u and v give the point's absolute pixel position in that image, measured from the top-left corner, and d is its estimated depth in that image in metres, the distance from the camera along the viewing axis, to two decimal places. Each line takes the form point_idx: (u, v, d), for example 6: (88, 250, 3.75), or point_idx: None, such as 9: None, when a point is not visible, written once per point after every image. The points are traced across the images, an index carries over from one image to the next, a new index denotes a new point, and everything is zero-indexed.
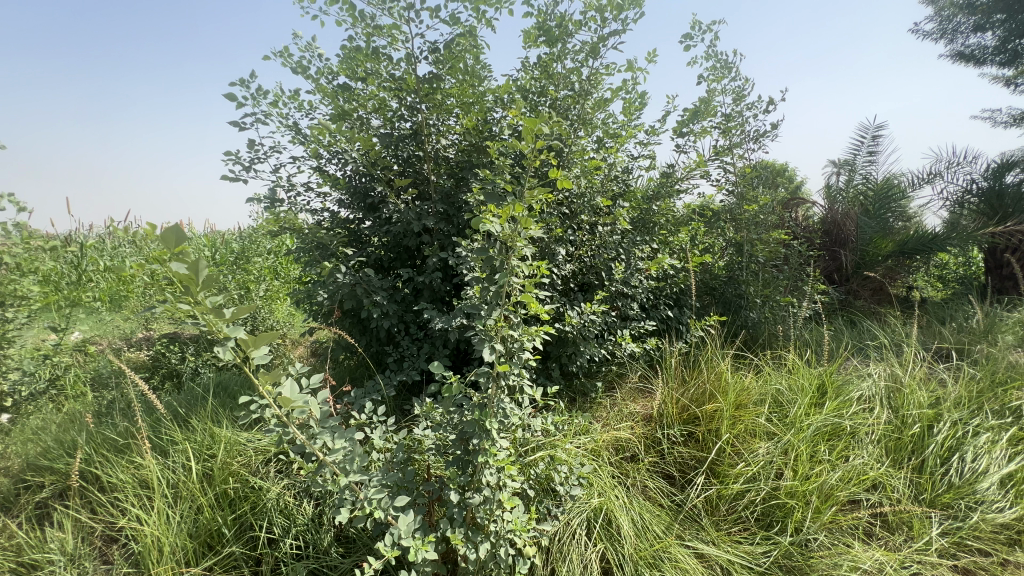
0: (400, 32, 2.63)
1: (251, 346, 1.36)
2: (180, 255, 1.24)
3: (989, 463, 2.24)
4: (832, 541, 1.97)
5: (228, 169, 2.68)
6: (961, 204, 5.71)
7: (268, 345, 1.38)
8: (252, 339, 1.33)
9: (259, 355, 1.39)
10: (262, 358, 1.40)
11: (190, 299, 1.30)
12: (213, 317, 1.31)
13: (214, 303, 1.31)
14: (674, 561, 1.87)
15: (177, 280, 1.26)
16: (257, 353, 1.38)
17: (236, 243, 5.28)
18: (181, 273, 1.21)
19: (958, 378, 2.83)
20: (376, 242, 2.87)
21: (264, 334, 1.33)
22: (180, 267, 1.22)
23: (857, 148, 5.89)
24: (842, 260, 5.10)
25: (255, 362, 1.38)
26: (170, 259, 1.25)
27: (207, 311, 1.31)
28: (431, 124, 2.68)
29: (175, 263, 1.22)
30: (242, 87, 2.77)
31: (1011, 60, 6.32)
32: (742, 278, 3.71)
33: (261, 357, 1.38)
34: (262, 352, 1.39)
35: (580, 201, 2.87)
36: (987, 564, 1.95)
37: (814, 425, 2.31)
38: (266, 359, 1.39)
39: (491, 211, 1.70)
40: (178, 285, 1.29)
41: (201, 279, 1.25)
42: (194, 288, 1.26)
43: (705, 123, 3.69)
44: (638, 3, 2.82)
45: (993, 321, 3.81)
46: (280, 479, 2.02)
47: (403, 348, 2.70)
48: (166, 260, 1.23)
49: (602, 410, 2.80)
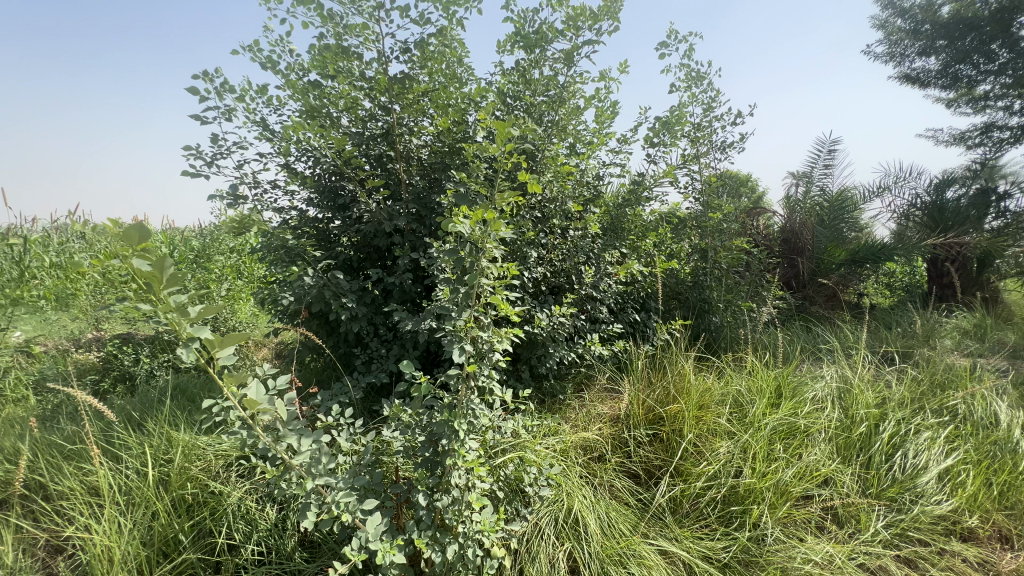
0: (372, 32, 2.61)
1: (217, 346, 1.32)
2: (145, 251, 1.20)
3: (929, 458, 2.39)
4: (787, 535, 2.07)
5: (189, 164, 2.58)
6: (907, 217, 6.08)
7: (235, 346, 1.34)
8: (219, 339, 1.30)
9: (224, 356, 1.34)
10: (227, 359, 1.35)
11: (154, 293, 1.25)
12: (178, 315, 1.27)
13: (179, 301, 1.27)
14: (638, 558, 1.91)
15: (140, 276, 1.22)
16: (223, 353, 1.33)
17: (197, 241, 5.08)
18: (145, 270, 1.17)
19: (902, 379, 3.02)
20: (346, 242, 2.82)
21: (231, 335, 1.29)
22: (144, 263, 1.18)
23: (814, 162, 6.18)
24: (799, 267, 5.36)
25: (220, 363, 1.33)
26: (135, 255, 1.21)
27: (172, 308, 1.26)
28: (403, 124, 2.67)
29: (138, 259, 1.18)
30: (204, 80, 2.68)
31: (953, 83, 6.77)
32: (706, 284, 3.84)
33: (227, 358, 1.34)
34: (227, 353, 1.35)
35: (552, 206, 2.95)
36: (927, 554, 2.08)
37: (771, 424, 2.42)
38: (231, 360, 1.35)
39: (461, 213, 1.71)
40: (144, 278, 1.23)
41: (166, 276, 1.21)
42: (156, 285, 1.22)
43: (675, 132, 3.81)
44: (613, 16, 2.90)
45: (933, 327, 4.09)
46: (242, 484, 1.96)
47: (372, 350, 2.67)
48: (128, 255, 1.18)
49: (570, 411, 2.84)
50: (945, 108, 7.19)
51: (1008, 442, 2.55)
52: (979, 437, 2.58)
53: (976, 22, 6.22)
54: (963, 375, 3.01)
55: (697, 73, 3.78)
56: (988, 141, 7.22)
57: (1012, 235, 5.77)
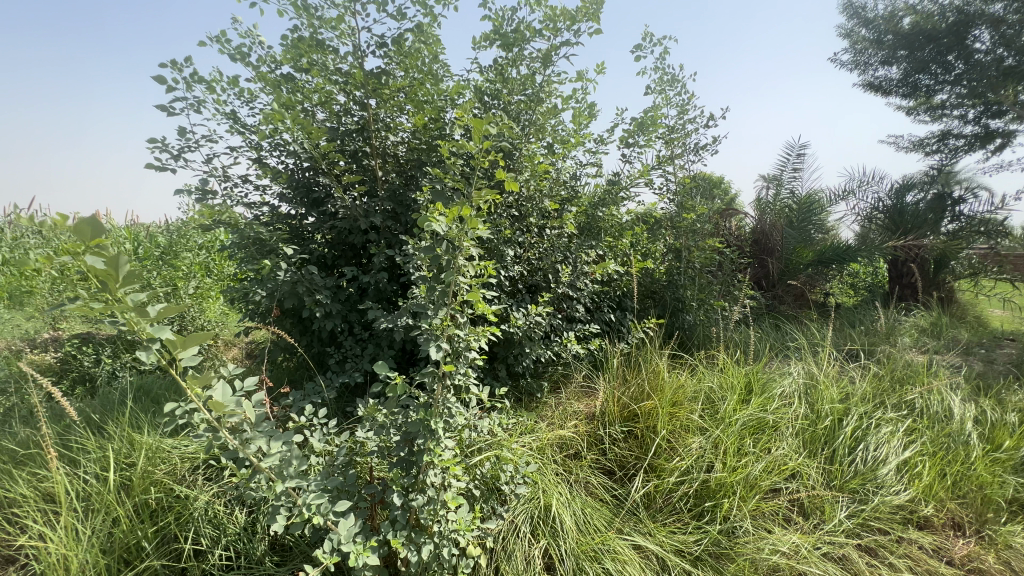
0: (347, 26, 2.56)
1: (179, 347, 1.28)
2: (99, 249, 1.15)
3: (889, 451, 2.50)
4: (756, 527, 2.13)
5: (154, 157, 2.48)
6: (870, 220, 6.33)
7: (198, 346, 1.29)
8: (180, 340, 1.25)
9: (187, 357, 1.29)
10: (190, 360, 1.31)
11: (111, 292, 1.19)
12: (137, 314, 1.22)
13: (138, 300, 1.22)
14: (613, 553, 1.93)
15: (95, 274, 1.17)
16: (186, 353, 1.29)
17: (163, 237, 4.91)
18: (98, 268, 1.12)
19: (864, 375, 3.14)
20: (320, 239, 2.76)
21: (195, 335, 1.25)
22: (97, 260, 1.13)
23: (783, 165, 6.36)
24: (769, 267, 5.52)
25: (183, 364, 1.29)
26: (88, 252, 1.16)
27: (129, 308, 1.21)
28: (379, 120, 2.63)
29: (91, 256, 1.13)
30: (172, 70, 2.58)
31: (912, 92, 7.06)
32: (680, 283, 3.92)
33: (190, 358, 1.29)
34: (190, 354, 1.30)
35: (529, 205, 2.96)
36: (886, 543, 2.17)
37: (741, 420, 2.48)
38: (195, 361, 1.30)
39: (437, 210, 1.70)
40: (98, 276, 1.17)
41: (121, 275, 1.16)
42: (111, 283, 1.16)
43: (650, 134, 3.87)
44: (590, 18, 2.92)
45: (892, 325, 4.27)
46: (210, 487, 1.90)
47: (347, 349, 2.63)
48: (80, 253, 1.13)
49: (546, 409, 2.85)
50: (906, 116, 7.50)
51: (960, 434, 2.68)
52: (935, 429, 2.71)
53: (935, 33, 6.51)
54: (920, 371, 3.16)
55: (672, 75, 3.85)
56: (944, 148, 7.59)
57: (966, 238, 6.08)
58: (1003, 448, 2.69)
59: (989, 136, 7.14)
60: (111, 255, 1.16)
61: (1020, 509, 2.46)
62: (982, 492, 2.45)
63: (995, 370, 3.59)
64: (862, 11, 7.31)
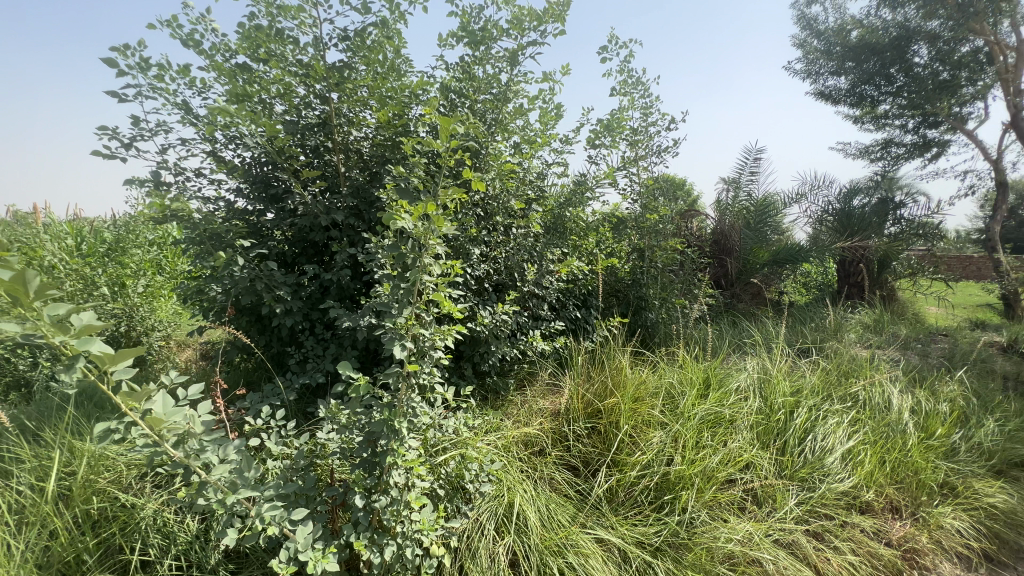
0: (308, 16, 2.49)
1: (109, 362, 1.19)
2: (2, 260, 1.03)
3: (835, 441, 2.64)
4: (712, 517, 2.21)
5: (100, 145, 2.33)
6: (821, 222, 6.67)
7: (132, 359, 1.21)
8: (111, 356, 1.16)
9: (119, 371, 1.21)
10: (124, 374, 1.23)
11: (24, 306, 1.09)
12: (58, 329, 1.12)
13: (56, 314, 1.11)
14: (576, 547, 1.96)
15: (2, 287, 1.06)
16: (117, 368, 1.21)
17: (109, 232, 4.63)
18: (4, 283, 1.01)
19: (814, 370, 3.31)
20: (279, 236, 2.68)
21: (126, 350, 1.15)
22: (2, 274, 1.01)
23: (742, 168, 6.61)
24: (728, 266, 5.73)
25: (115, 379, 1.20)
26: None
27: (47, 322, 1.11)
28: (341, 114, 2.57)
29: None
30: (121, 54, 2.42)
31: (858, 101, 7.48)
32: (643, 282, 4.02)
33: (122, 373, 1.21)
34: (123, 367, 1.22)
35: (495, 204, 2.96)
36: (831, 528, 2.30)
37: (699, 414, 2.57)
38: (128, 374, 1.22)
39: (400, 208, 1.68)
40: (7, 289, 1.06)
41: (32, 289, 1.05)
42: (22, 298, 1.06)
43: (615, 136, 3.95)
44: (556, 19, 2.95)
45: (840, 322, 4.51)
46: (158, 495, 1.82)
47: (308, 349, 2.56)
48: None
49: (512, 407, 2.87)
50: (853, 123, 7.93)
51: (898, 423, 2.87)
52: (876, 420, 2.88)
53: (879, 47, 6.90)
54: (863, 365, 3.36)
55: (637, 78, 3.93)
56: (887, 156, 8.07)
57: (906, 240, 6.50)
58: (935, 435, 2.90)
59: (926, 145, 7.64)
60: (18, 266, 1.05)
61: (949, 491, 2.66)
62: (917, 477, 2.63)
63: (930, 363, 3.86)
64: (814, 23, 7.68)
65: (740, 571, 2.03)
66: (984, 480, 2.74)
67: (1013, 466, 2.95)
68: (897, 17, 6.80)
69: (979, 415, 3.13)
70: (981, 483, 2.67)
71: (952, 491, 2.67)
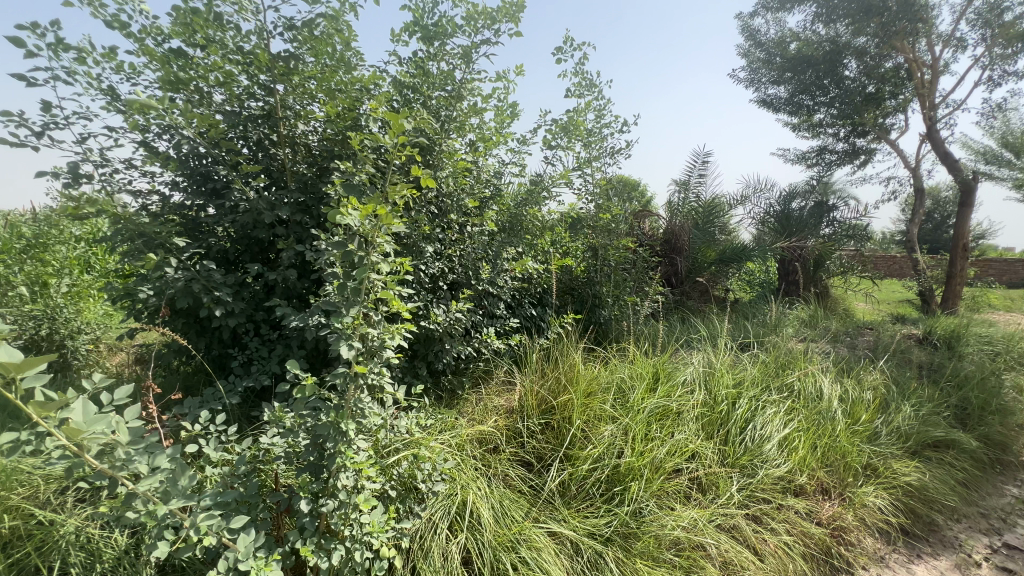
0: (250, 2, 2.37)
1: (17, 370, 1.07)
2: None
3: (772, 429, 2.81)
4: (660, 506, 2.30)
5: (11, 132, 2.13)
6: (763, 223, 7.05)
7: (45, 366, 1.09)
8: (17, 365, 1.04)
9: (29, 379, 1.10)
10: (36, 380, 1.11)
11: None
12: None
13: None
14: (529, 542, 1.99)
15: None
16: (26, 376, 1.09)
17: (26, 227, 4.25)
18: None
19: (754, 362, 3.50)
20: (220, 232, 2.55)
21: (34, 360, 1.04)
22: None
23: (691, 171, 6.88)
24: (678, 265, 5.95)
25: (24, 389, 1.09)
26: None
27: None
28: (287, 107, 2.47)
29: None
30: (34, 32, 2.22)
31: (796, 110, 7.95)
32: (597, 280, 4.11)
33: (32, 380, 1.10)
34: (34, 373, 1.10)
35: (449, 201, 2.94)
36: (768, 511, 2.45)
37: (647, 408, 2.66)
38: (40, 382, 1.11)
39: (347, 204, 1.64)
40: None
41: None
42: None
43: (570, 136, 4.01)
44: (511, 19, 2.96)
45: (779, 318, 4.79)
46: (81, 510, 1.69)
47: (252, 350, 2.45)
48: None
49: (467, 406, 2.86)
50: (792, 130, 8.42)
51: (829, 411, 3.09)
52: (809, 408, 3.09)
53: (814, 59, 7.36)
54: (798, 358, 3.58)
55: (591, 81, 4.01)
56: (821, 161, 8.63)
57: (838, 240, 6.99)
58: (860, 421, 3.14)
59: (856, 152, 8.23)
60: None
61: (872, 472, 2.89)
62: (844, 460, 2.84)
63: (857, 354, 4.18)
64: (756, 34, 8.09)
65: (684, 556, 2.13)
66: (902, 460, 2.99)
67: (925, 446, 3.24)
68: (830, 33, 7.27)
69: (898, 401, 3.42)
70: (899, 464, 2.92)
71: (874, 472, 2.91)
